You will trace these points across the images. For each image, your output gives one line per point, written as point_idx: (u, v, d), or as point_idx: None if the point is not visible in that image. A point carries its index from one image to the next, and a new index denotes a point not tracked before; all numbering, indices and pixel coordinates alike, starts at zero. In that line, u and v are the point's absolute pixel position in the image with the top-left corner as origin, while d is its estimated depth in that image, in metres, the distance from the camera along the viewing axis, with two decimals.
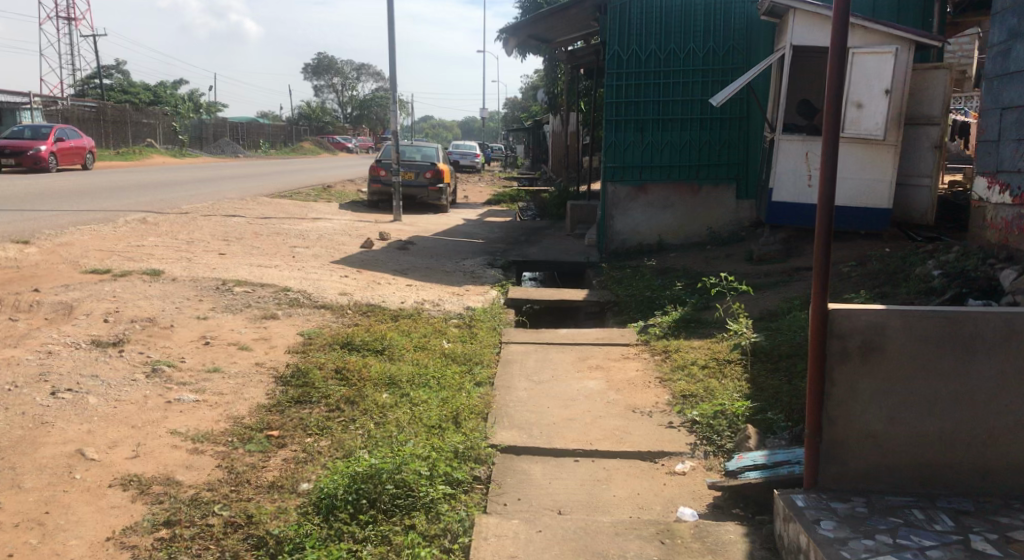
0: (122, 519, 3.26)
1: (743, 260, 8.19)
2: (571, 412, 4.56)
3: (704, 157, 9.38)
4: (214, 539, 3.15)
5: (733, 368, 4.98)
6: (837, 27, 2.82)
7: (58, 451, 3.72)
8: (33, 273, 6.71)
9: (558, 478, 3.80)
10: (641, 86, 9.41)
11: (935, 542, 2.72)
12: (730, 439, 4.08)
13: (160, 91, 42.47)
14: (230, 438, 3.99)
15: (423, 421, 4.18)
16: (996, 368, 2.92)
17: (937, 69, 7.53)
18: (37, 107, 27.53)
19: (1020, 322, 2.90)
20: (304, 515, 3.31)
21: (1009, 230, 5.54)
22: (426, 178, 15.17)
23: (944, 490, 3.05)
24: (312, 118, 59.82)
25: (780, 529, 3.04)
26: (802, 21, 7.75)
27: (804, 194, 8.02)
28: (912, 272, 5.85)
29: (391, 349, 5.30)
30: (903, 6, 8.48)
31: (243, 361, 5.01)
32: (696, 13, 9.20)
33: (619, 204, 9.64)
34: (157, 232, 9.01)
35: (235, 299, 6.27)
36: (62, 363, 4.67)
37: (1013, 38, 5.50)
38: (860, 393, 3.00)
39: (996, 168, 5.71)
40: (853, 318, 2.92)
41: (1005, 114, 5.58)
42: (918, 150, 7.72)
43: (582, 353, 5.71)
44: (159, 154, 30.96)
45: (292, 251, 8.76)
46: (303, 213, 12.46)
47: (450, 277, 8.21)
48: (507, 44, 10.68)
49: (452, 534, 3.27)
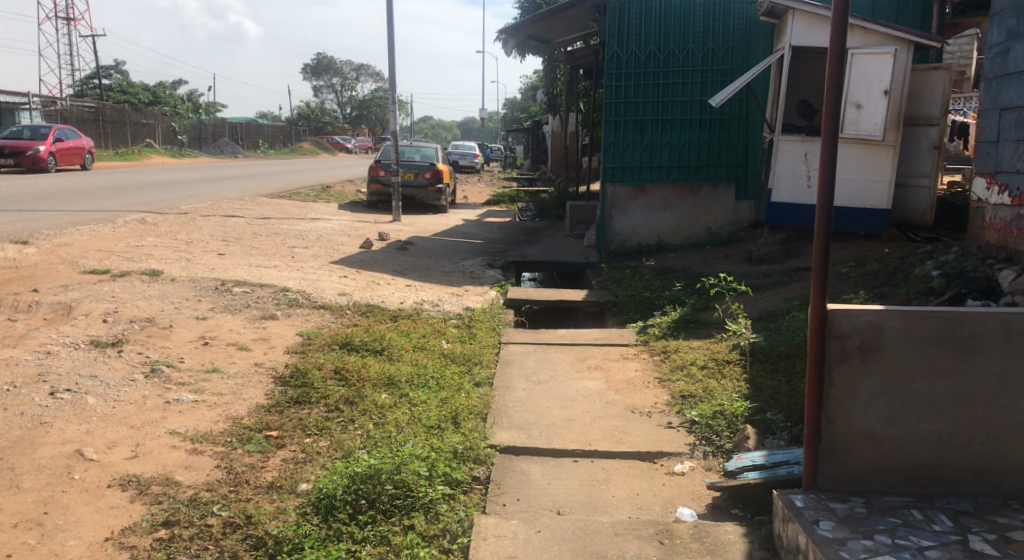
0: (121, 519, 3.26)
1: (742, 260, 8.20)
2: (571, 412, 4.56)
3: (703, 157, 9.39)
4: (213, 539, 3.15)
5: (732, 368, 4.98)
6: (836, 27, 2.82)
7: (57, 451, 3.72)
8: (32, 273, 6.71)
9: (557, 479, 3.80)
10: (640, 86, 9.42)
11: (935, 542, 2.72)
12: (729, 439, 4.08)
13: (159, 91, 42.47)
14: (230, 438, 3.99)
15: (423, 421, 4.18)
16: (995, 368, 2.93)
17: (936, 70, 7.54)
18: (37, 107, 27.55)
19: (1019, 322, 2.90)
20: (303, 515, 3.30)
21: (1008, 230, 5.55)
22: (426, 178, 15.18)
23: (943, 490, 3.05)
24: (311, 118, 59.82)
25: (779, 529, 3.04)
26: (801, 22, 7.75)
27: (803, 195, 8.03)
28: (911, 273, 5.85)
29: (390, 349, 5.30)
30: (902, 7, 8.48)
31: (242, 361, 5.01)
32: (695, 14, 9.20)
33: (618, 205, 9.65)
34: (156, 232, 9.01)
35: (234, 300, 6.28)
36: (61, 363, 4.67)
37: (1013, 39, 5.50)
38: (859, 393, 3.00)
39: (995, 169, 5.71)
40: (852, 319, 2.92)
41: (1004, 115, 5.59)
42: (917, 150, 7.72)
43: (581, 353, 5.72)
44: (158, 154, 30.95)
45: (291, 251, 8.77)
46: (302, 214, 12.46)
47: (449, 277, 8.22)
48: (507, 44, 10.68)
49: (451, 534, 3.27)
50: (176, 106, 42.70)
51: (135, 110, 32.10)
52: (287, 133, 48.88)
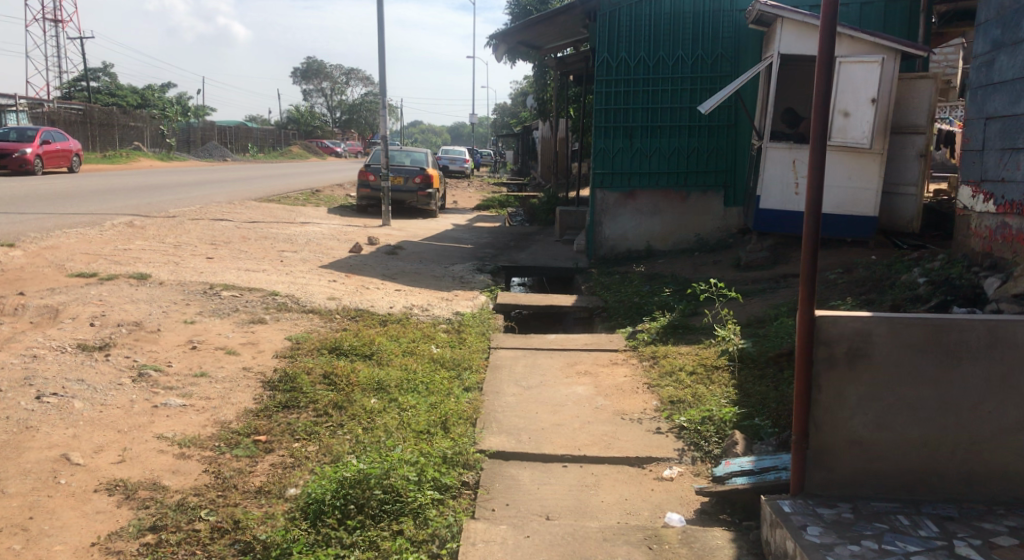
0: (107, 524, 3.24)
1: (730, 267, 8.24)
2: (560, 417, 4.56)
3: (692, 164, 9.43)
4: (200, 544, 3.14)
5: (720, 374, 5.00)
6: (825, 38, 2.85)
7: (42, 455, 3.69)
8: (17, 276, 6.65)
9: (546, 483, 3.81)
10: (630, 93, 9.46)
11: (920, 548, 2.74)
12: (717, 445, 4.10)
13: (148, 94, 42.22)
14: (218, 443, 3.97)
15: (412, 426, 4.18)
16: (980, 375, 2.96)
17: (923, 79, 7.60)
18: (23, 110, 27.24)
19: (1004, 329, 2.93)
20: (291, 520, 3.30)
21: (993, 238, 5.60)
22: (416, 183, 15.18)
23: (929, 496, 3.08)
24: (300, 122, 59.55)
25: (766, 535, 3.06)
26: (789, 30, 7.79)
27: (791, 202, 8.07)
28: (897, 281, 5.90)
29: (380, 354, 5.29)
30: (889, 17, 8.57)
31: (230, 365, 4.99)
32: (684, 22, 9.25)
33: (608, 211, 9.70)
34: (143, 236, 8.95)
35: (222, 304, 6.25)
36: (48, 367, 4.64)
37: (997, 49, 5.56)
38: (846, 399, 3.02)
39: (980, 178, 5.77)
40: (838, 325, 2.95)
41: (989, 124, 5.65)
42: (904, 158, 7.78)
43: (570, 359, 5.72)
44: (144, 159, 30.79)
45: (280, 255, 8.74)
46: (291, 218, 12.43)
47: (439, 282, 8.20)
48: (498, 50, 10.64)
49: (441, 539, 3.26)
50: (166, 109, 42.38)
51: (123, 112, 31.87)
52: (278, 136, 48.68)
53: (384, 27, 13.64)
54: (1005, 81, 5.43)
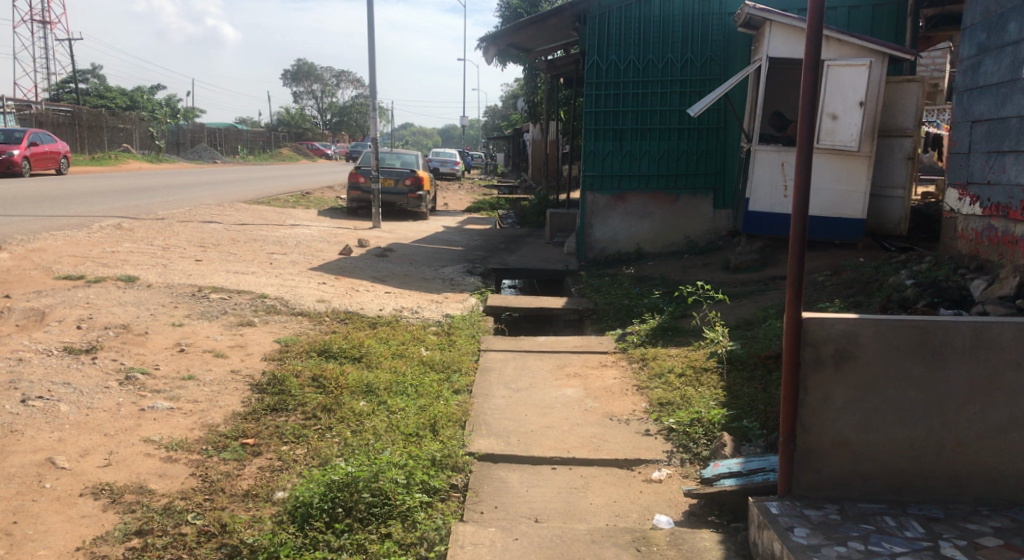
0: (93, 528, 3.22)
1: (719, 268, 8.27)
2: (549, 420, 4.57)
3: (681, 167, 9.46)
4: (187, 548, 3.13)
5: (709, 376, 4.99)
6: (812, 39, 2.86)
7: (27, 459, 3.67)
8: (3, 279, 6.62)
9: (536, 486, 3.80)
10: (620, 95, 9.48)
11: (907, 549, 2.75)
12: (706, 447, 4.11)
13: (137, 96, 41.98)
14: (206, 446, 3.95)
15: (400, 429, 4.17)
16: (965, 376, 2.98)
17: (912, 82, 7.64)
18: (8, 110, 27.13)
19: (989, 330, 2.94)
20: (279, 523, 3.29)
21: (979, 240, 5.65)
22: (406, 185, 15.15)
23: (915, 497, 3.09)
24: (289, 124, 59.31)
25: (754, 536, 3.07)
26: (778, 33, 7.82)
27: (780, 204, 8.09)
28: (885, 282, 5.93)
29: (368, 357, 5.27)
30: (876, 20, 8.62)
31: (218, 369, 4.96)
32: (674, 24, 9.29)
33: (598, 213, 9.71)
34: (131, 238, 8.90)
35: (211, 306, 6.23)
36: (33, 371, 4.59)
37: (983, 53, 5.61)
38: (834, 402, 3.03)
39: (967, 181, 5.81)
40: (825, 327, 2.96)
41: (975, 127, 5.70)
42: (891, 160, 7.83)
43: (560, 361, 5.72)
44: (134, 162, 30.75)
45: (269, 257, 8.71)
46: (280, 220, 12.39)
47: (428, 284, 8.18)
48: (487, 52, 10.59)
49: (428, 542, 3.25)
50: (154, 111, 42.13)
51: (111, 114, 31.68)
52: (268, 138, 48.56)
53: (374, 28, 13.63)
54: (991, 85, 5.47)
